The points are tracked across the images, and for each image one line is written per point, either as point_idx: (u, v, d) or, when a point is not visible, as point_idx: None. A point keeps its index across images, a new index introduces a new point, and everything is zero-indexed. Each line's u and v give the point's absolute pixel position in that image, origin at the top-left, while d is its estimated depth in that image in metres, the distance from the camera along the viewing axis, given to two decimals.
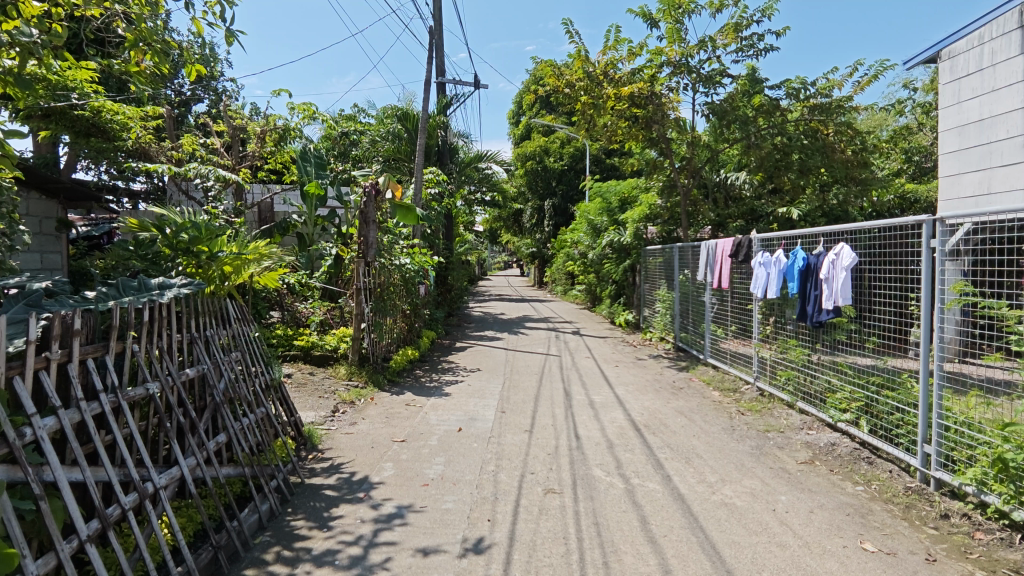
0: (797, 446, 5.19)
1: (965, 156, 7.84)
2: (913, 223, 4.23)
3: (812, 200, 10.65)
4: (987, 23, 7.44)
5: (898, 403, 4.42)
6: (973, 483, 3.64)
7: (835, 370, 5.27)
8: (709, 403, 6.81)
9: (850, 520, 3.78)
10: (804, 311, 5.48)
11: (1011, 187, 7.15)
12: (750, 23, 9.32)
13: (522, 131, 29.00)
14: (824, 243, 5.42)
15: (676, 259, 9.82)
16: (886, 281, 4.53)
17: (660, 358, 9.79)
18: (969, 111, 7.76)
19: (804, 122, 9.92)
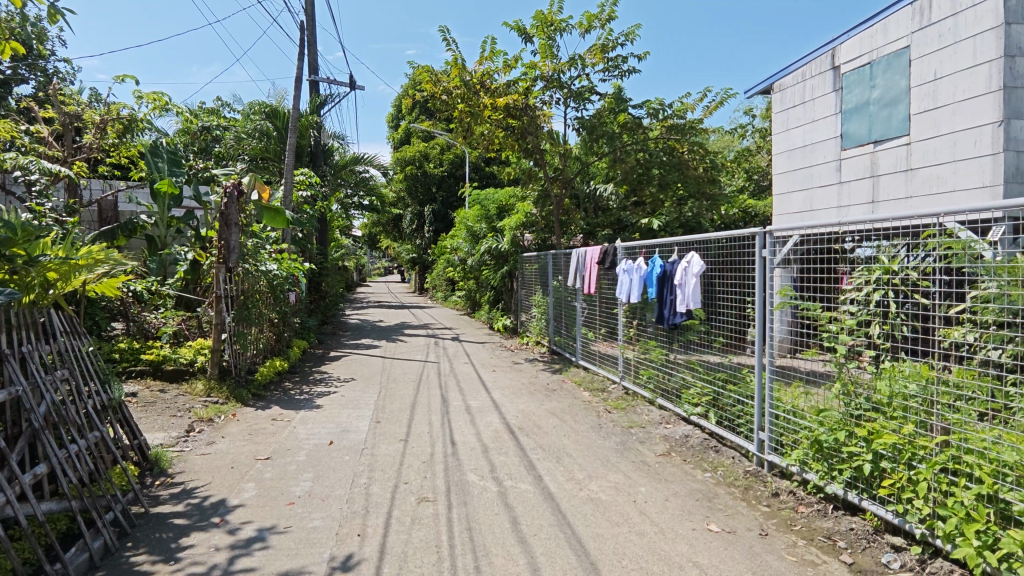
0: (656, 440, 5.61)
1: (792, 177, 8.99)
2: (748, 234, 4.78)
3: (670, 212, 11.61)
4: (808, 63, 8.61)
5: (739, 396, 4.95)
6: (797, 464, 4.16)
7: (688, 367, 5.77)
8: (579, 404, 7.13)
9: (698, 505, 4.14)
10: (661, 315, 5.94)
11: (828, 205, 8.30)
12: (615, 46, 9.96)
13: (401, 135, 28.61)
14: (678, 252, 5.91)
15: (550, 266, 10.20)
16: (730, 286, 5.04)
17: (536, 362, 10.11)
18: (795, 137, 8.91)
19: (662, 141, 10.76)
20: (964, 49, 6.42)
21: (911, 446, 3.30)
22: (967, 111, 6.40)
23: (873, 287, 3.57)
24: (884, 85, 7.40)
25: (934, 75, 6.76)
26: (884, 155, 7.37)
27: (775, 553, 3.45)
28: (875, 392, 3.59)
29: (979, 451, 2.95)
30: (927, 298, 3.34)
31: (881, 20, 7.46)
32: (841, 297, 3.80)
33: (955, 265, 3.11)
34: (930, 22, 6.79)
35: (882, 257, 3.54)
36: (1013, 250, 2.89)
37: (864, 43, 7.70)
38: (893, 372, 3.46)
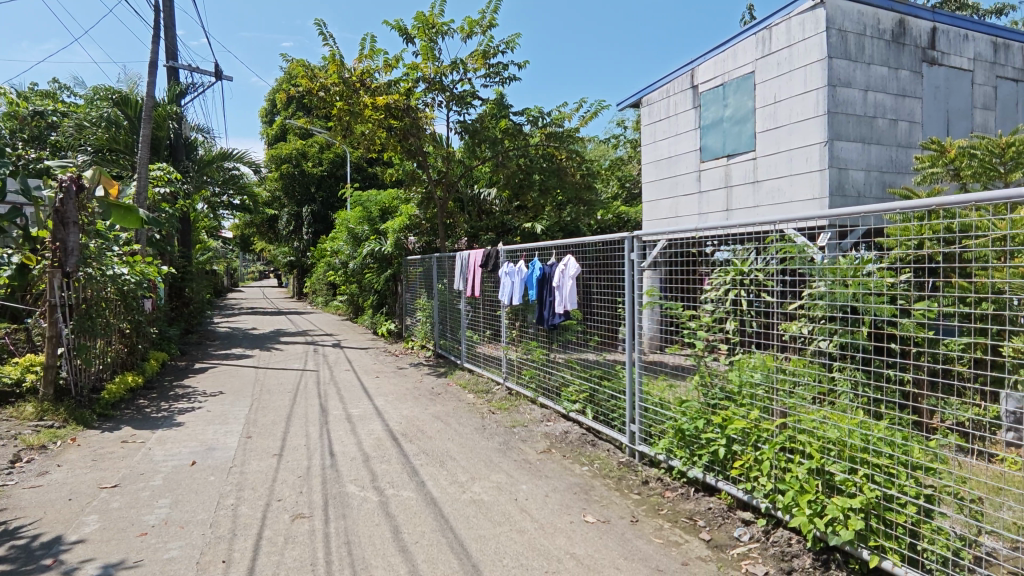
0: (537, 438, 5.77)
1: (659, 185, 9.68)
2: (616, 239, 5.09)
3: (551, 217, 12.04)
4: (672, 81, 9.34)
5: (613, 391, 5.25)
6: (663, 452, 4.48)
7: (566, 366, 6.00)
8: (464, 406, 7.15)
9: (576, 498, 4.31)
10: (541, 316, 6.13)
11: (690, 212, 9.04)
12: (496, 53, 10.12)
13: (276, 131, 27.01)
14: (557, 255, 6.14)
15: (434, 269, 10.13)
16: (603, 288, 5.33)
17: (420, 366, 9.98)
18: (661, 149, 9.62)
19: (542, 147, 11.04)
20: (798, 77, 7.30)
21: (757, 429, 3.68)
22: (801, 131, 7.28)
23: (727, 288, 3.92)
24: (735, 105, 8.22)
25: (773, 99, 7.61)
26: (736, 168, 8.17)
27: (644, 538, 3.68)
28: (728, 383, 3.96)
29: (810, 431, 3.34)
30: (770, 296, 3.72)
31: (731, 46, 8.27)
32: (701, 296, 4.11)
33: (792, 267, 3.48)
34: (770, 51, 7.64)
35: (736, 259, 3.88)
36: (838, 253, 3.30)
37: (717, 66, 8.50)
38: (743, 363, 3.82)
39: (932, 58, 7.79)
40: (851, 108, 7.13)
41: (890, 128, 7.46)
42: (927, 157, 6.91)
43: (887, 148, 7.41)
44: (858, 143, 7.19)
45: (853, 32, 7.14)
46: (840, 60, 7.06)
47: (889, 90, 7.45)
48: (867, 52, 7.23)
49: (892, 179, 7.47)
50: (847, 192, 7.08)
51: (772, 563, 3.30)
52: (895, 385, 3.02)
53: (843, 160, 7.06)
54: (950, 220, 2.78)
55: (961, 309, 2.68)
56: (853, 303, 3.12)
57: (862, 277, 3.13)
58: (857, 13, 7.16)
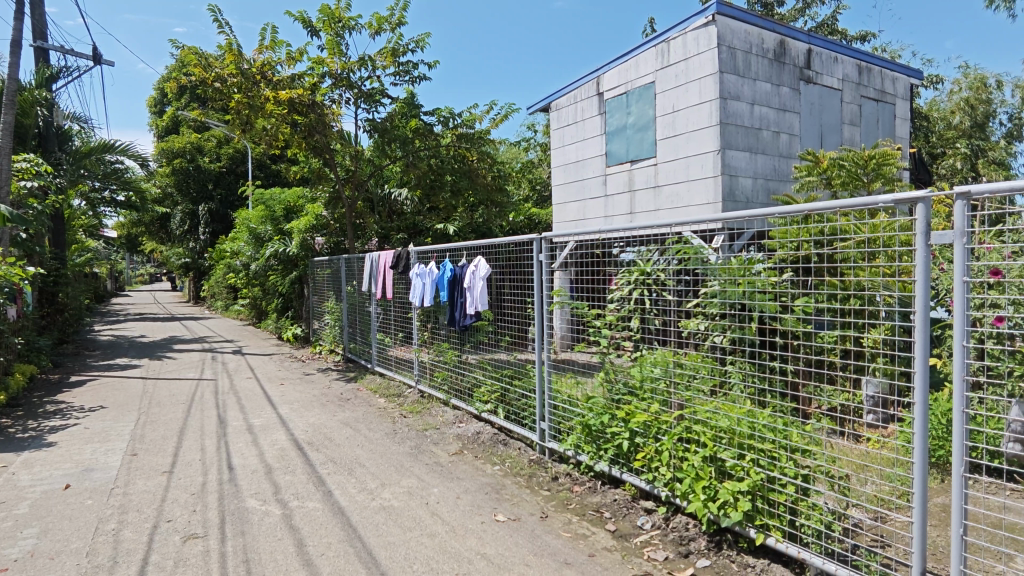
0: (449, 440, 5.74)
1: (567, 188, 9.96)
2: (525, 241, 5.18)
3: (463, 218, 12.05)
4: (579, 87, 9.63)
5: (523, 390, 5.34)
6: (571, 447, 4.61)
7: (478, 366, 6.02)
8: (374, 411, 6.98)
9: (487, 498, 4.33)
10: (452, 318, 6.11)
11: (597, 215, 9.36)
12: (406, 51, 9.97)
13: (166, 122, 25.06)
14: (468, 255, 6.14)
15: (342, 271, 9.82)
16: (513, 289, 5.40)
17: (329, 371, 9.63)
18: (569, 153, 9.90)
19: (453, 148, 11.01)
20: (694, 89, 7.77)
21: (657, 421, 3.87)
22: (697, 140, 7.75)
23: (632, 287, 4.09)
24: (637, 113, 8.62)
25: (672, 108, 8.07)
26: (639, 173, 8.56)
27: (553, 533, 3.77)
28: (630, 378, 4.14)
29: (703, 421, 3.56)
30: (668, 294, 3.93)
31: (633, 57, 8.66)
32: (607, 295, 4.27)
33: (688, 267, 3.68)
34: (668, 63, 8.08)
35: (640, 260, 4.05)
36: (729, 254, 3.54)
37: (621, 74, 8.86)
38: (645, 359, 4.01)
39: (808, 77, 8.57)
40: (740, 120, 7.68)
41: (774, 139, 8.11)
42: (805, 167, 7.60)
43: (772, 157, 8.05)
44: (746, 152, 7.76)
45: (741, 49, 7.70)
46: (730, 75, 7.59)
47: (773, 104, 8.10)
48: (754, 69, 7.83)
49: (776, 186, 8.13)
50: (737, 198, 7.62)
51: (671, 548, 3.49)
52: (780, 376, 3.26)
53: (733, 167, 7.60)
54: (821, 223, 3.06)
55: (833, 304, 2.95)
56: (743, 301, 3.34)
57: (751, 276, 3.36)
58: (744, 32, 7.73)
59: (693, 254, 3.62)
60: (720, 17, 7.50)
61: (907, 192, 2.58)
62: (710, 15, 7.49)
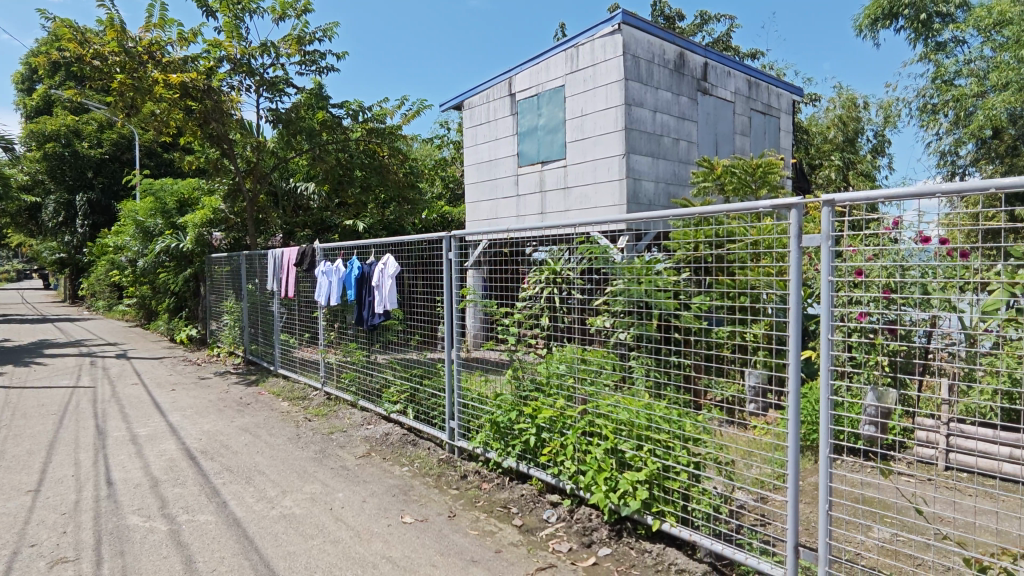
0: (357, 443, 5.58)
1: (480, 187, 9.99)
2: (434, 239, 5.14)
3: (373, 214, 11.75)
4: (491, 87, 9.68)
5: (433, 390, 5.30)
6: (480, 445, 4.62)
7: (387, 366, 5.90)
8: (276, 415, 6.65)
9: (395, 500, 4.26)
10: (360, 317, 5.95)
11: (509, 214, 9.47)
12: (313, 39, 9.57)
13: (36, 102, 22.52)
14: (376, 253, 6.01)
15: (242, 269, 9.29)
16: (422, 288, 5.34)
17: (227, 375, 9.05)
18: (482, 152, 9.93)
19: (363, 143, 10.71)
20: (601, 95, 8.03)
21: (562, 416, 3.97)
22: (604, 144, 8.03)
23: (542, 286, 4.17)
24: (548, 115, 8.79)
25: (580, 112, 8.31)
26: (549, 174, 8.75)
27: (460, 532, 3.76)
28: (537, 374, 4.22)
29: (605, 414, 3.69)
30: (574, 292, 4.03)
31: (544, 60, 8.82)
32: (519, 294, 4.32)
33: (595, 266, 3.80)
34: (577, 68, 8.31)
35: (551, 259, 4.12)
36: (633, 253, 3.69)
37: (532, 77, 9.00)
38: (552, 356, 4.10)
39: (705, 88, 9.13)
40: (643, 126, 8.05)
41: (675, 146, 8.57)
42: (701, 173, 8.10)
43: (672, 163, 8.51)
44: (649, 157, 8.14)
45: (644, 59, 8.06)
46: (635, 83, 7.93)
47: (674, 112, 8.55)
48: (656, 78, 8.23)
49: (676, 191, 8.59)
50: (641, 201, 7.98)
51: (575, 539, 3.59)
52: (678, 371, 3.44)
53: (637, 171, 7.95)
54: (712, 225, 3.26)
55: (723, 302, 3.15)
56: (645, 299, 3.49)
57: (652, 275, 3.51)
58: (647, 43, 8.10)
59: (599, 254, 3.75)
60: (625, 27, 7.80)
61: (783, 199, 2.83)
62: (616, 24, 7.77)
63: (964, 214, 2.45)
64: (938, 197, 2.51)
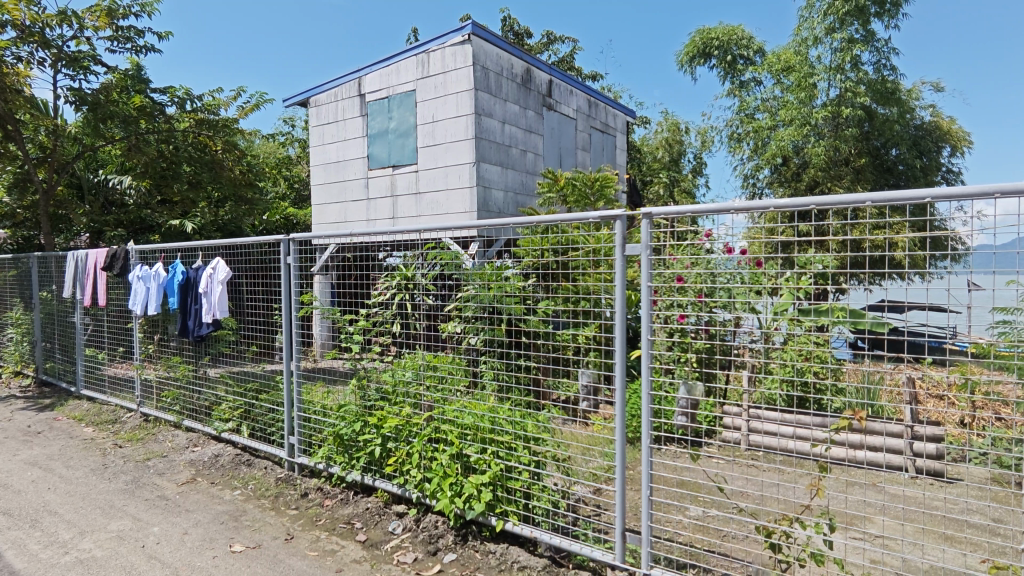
0: (178, 468, 4.98)
1: (328, 189, 9.56)
2: (271, 242, 4.79)
3: (205, 214, 10.66)
4: (339, 85, 9.30)
5: (271, 404, 4.93)
6: (322, 460, 4.39)
7: (218, 381, 5.37)
8: (76, 444, 5.71)
9: (222, 528, 3.87)
10: (185, 327, 5.38)
11: (359, 217, 9.17)
12: (127, 13, 8.47)
13: None
14: (203, 256, 5.46)
15: (34, 273, 7.88)
16: (258, 297, 4.95)
17: (11, 400, 7.59)
18: (330, 153, 9.51)
19: (191, 134, 9.68)
20: (452, 102, 8.11)
21: (407, 424, 3.91)
22: (455, 151, 8.10)
23: (393, 292, 4.05)
24: (398, 119, 8.66)
25: (432, 118, 8.32)
26: (400, 178, 8.63)
27: (298, 554, 3.53)
28: (383, 383, 4.12)
29: (451, 420, 3.69)
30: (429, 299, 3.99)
31: (394, 63, 8.67)
32: (368, 300, 4.19)
33: (445, 272, 3.80)
34: (428, 74, 8.30)
35: (403, 265, 4.04)
36: (482, 259, 3.75)
37: (382, 79, 8.81)
38: (398, 362, 4.03)
39: (549, 104, 9.63)
40: (492, 136, 8.26)
41: (522, 157, 8.93)
42: (546, 184, 8.54)
43: (520, 174, 8.85)
44: (498, 166, 8.39)
45: (493, 71, 8.29)
46: (484, 94, 8.12)
47: (521, 124, 8.91)
48: (504, 91, 8.50)
49: (524, 200, 8.95)
50: (490, 209, 8.19)
51: (421, 548, 3.54)
52: (525, 375, 3.56)
53: (487, 180, 8.14)
54: (553, 233, 3.42)
55: (567, 307, 3.32)
56: (494, 304, 3.55)
57: (501, 281, 3.59)
58: (496, 56, 8.34)
59: (449, 260, 3.76)
60: (475, 38, 7.95)
61: (610, 211, 3.07)
62: (466, 34, 7.89)
63: (760, 228, 2.83)
64: (743, 212, 2.87)
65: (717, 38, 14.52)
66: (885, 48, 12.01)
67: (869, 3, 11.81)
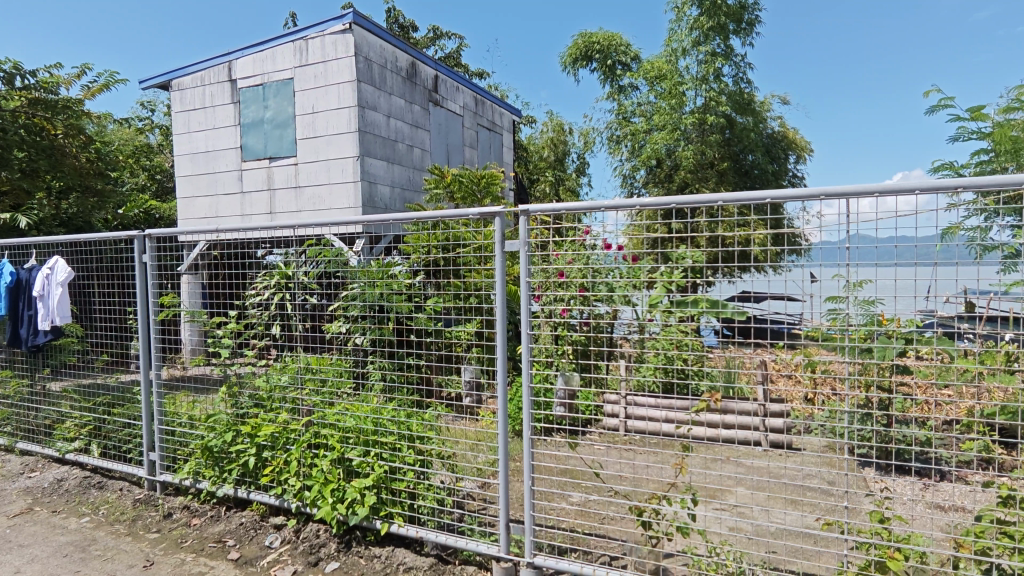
0: (10, 498, 4.34)
1: (195, 181, 8.80)
2: (124, 238, 4.30)
3: (43, 206, 9.38)
4: (205, 68, 8.57)
5: (127, 419, 4.46)
6: (189, 476, 4.04)
7: (62, 396, 4.77)
8: None
9: (66, 562, 3.43)
10: (16, 335, 4.70)
11: (232, 212, 8.55)
12: None
13: None
14: (38, 255, 4.81)
15: None
16: (110, 300, 4.45)
17: None
18: (197, 142, 8.75)
19: (23, 115, 8.47)
20: (333, 93, 7.76)
21: (285, 431, 3.70)
22: (337, 144, 7.78)
23: (271, 291, 3.81)
24: (275, 108, 8.15)
25: (311, 109, 7.92)
26: (278, 171, 8.15)
27: None
28: (256, 390, 3.86)
29: (331, 424, 3.53)
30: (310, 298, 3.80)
31: (269, 48, 8.14)
32: (240, 300, 3.89)
33: (329, 270, 3.65)
34: (307, 62, 7.89)
35: (281, 263, 3.80)
36: (368, 256, 3.64)
37: (255, 64, 8.23)
38: (275, 366, 3.79)
39: (435, 100, 9.53)
40: (376, 130, 8.04)
41: (408, 152, 8.77)
42: (433, 180, 8.46)
43: (406, 169, 8.71)
44: (383, 161, 8.19)
45: (376, 63, 8.05)
46: (367, 86, 7.87)
47: (406, 119, 8.75)
48: (388, 84, 8.29)
49: (410, 196, 8.82)
50: (376, 204, 7.97)
51: (300, 560, 3.36)
52: (413, 374, 3.50)
53: (372, 175, 7.91)
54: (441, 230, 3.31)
55: (457, 304, 3.28)
56: (380, 302, 3.46)
57: (387, 278, 3.50)
58: (379, 48, 8.10)
59: (332, 258, 3.61)
60: (356, 28, 7.67)
61: (488, 208, 3.07)
62: (347, 22, 7.58)
63: (638, 225, 2.97)
64: (623, 210, 2.99)
65: (598, 43, 15.19)
66: (742, 63, 13.23)
67: (728, 20, 12.94)
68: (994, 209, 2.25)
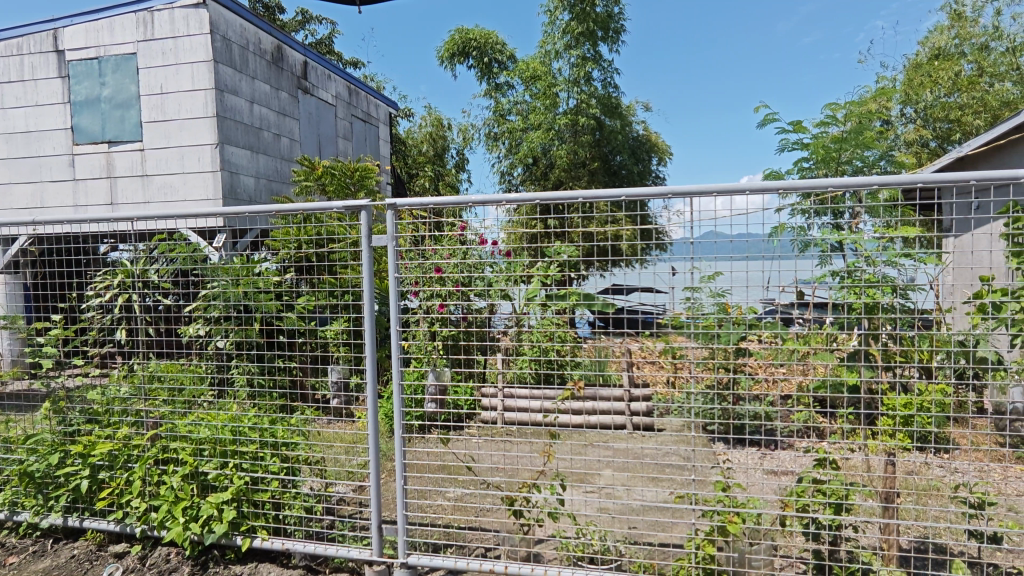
0: None
1: (14, 165, 7.61)
2: None
3: None
4: (23, 35, 7.39)
5: None
6: (5, 507, 3.49)
7: None
8: None
9: None
10: None
11: (62, 202, 7.50)
12: None
13: None
14: None
15: None
16: None
17: None
18: (14, 120, 7.56)
19: None
20: (185, 73, 7.05)
21: (126, 448, 3.30)
22: (191, 129, 7.09)
23: (112, 291, 3.37)
24: (114, 86, 7.25)
25: (159, 89, 7.13)
26: (119, 157, 7.28)
27: None
28: (90, 403, 3.42)
29: (183, 436, 3.22)
30: (161, 298, 3.43)
31: (105, 17, 7.19)
32: (71, 302, 3.42)
33: (184, 267, 3.32)
34: (152, 37, 7.09)
35: (125, 259, 3.40)
36: (230, 253, 3.36)
37: (89, 34, 7.23)
38: (114, 374, 3.37)
39: (305, 87, 9.01)
40: (237, 116, 7.42)
41: (274, 142, 8.22)
42: (302, 172, 8.02)
43: (272, 159, 8.15)
44: (246, 150, 7.62)
45: (235, 43, 7.43)
46: (226, 68, 7.24)
47: (272, 106, 8.19)
48: (250, 67, 7.70)
49: (277, 188, 8.29)
50: (238, 196, 7.38)
51: None
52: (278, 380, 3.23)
53: (233, 164, 7.31)
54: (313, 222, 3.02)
55: (329, 303, 3.10)
56: (244, 301, 3.20)
57: (253, 275, 3.25)
58: (238, 27, 7.48)
59: (189, 253, 3.28)
60: (211, 3, 7.01)
61: (352, 201, 2.92)
62: None
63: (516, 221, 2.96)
64: (498, 205, 2.95)
65: (474, 40, 15.23)
66: (610, 68, 13.95)
67: (597, 27, 13.47)
68: (810, 208, 2.56)
